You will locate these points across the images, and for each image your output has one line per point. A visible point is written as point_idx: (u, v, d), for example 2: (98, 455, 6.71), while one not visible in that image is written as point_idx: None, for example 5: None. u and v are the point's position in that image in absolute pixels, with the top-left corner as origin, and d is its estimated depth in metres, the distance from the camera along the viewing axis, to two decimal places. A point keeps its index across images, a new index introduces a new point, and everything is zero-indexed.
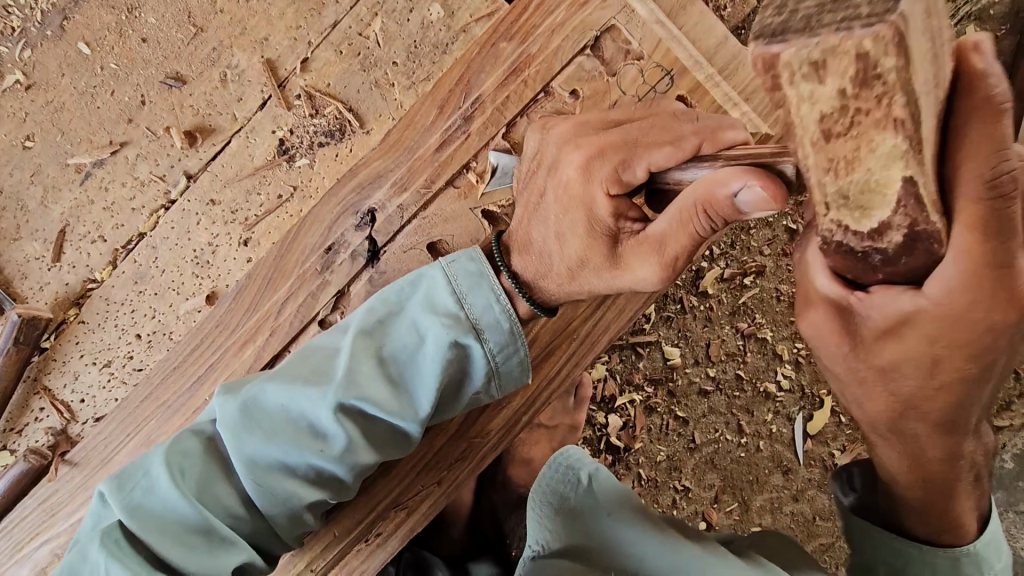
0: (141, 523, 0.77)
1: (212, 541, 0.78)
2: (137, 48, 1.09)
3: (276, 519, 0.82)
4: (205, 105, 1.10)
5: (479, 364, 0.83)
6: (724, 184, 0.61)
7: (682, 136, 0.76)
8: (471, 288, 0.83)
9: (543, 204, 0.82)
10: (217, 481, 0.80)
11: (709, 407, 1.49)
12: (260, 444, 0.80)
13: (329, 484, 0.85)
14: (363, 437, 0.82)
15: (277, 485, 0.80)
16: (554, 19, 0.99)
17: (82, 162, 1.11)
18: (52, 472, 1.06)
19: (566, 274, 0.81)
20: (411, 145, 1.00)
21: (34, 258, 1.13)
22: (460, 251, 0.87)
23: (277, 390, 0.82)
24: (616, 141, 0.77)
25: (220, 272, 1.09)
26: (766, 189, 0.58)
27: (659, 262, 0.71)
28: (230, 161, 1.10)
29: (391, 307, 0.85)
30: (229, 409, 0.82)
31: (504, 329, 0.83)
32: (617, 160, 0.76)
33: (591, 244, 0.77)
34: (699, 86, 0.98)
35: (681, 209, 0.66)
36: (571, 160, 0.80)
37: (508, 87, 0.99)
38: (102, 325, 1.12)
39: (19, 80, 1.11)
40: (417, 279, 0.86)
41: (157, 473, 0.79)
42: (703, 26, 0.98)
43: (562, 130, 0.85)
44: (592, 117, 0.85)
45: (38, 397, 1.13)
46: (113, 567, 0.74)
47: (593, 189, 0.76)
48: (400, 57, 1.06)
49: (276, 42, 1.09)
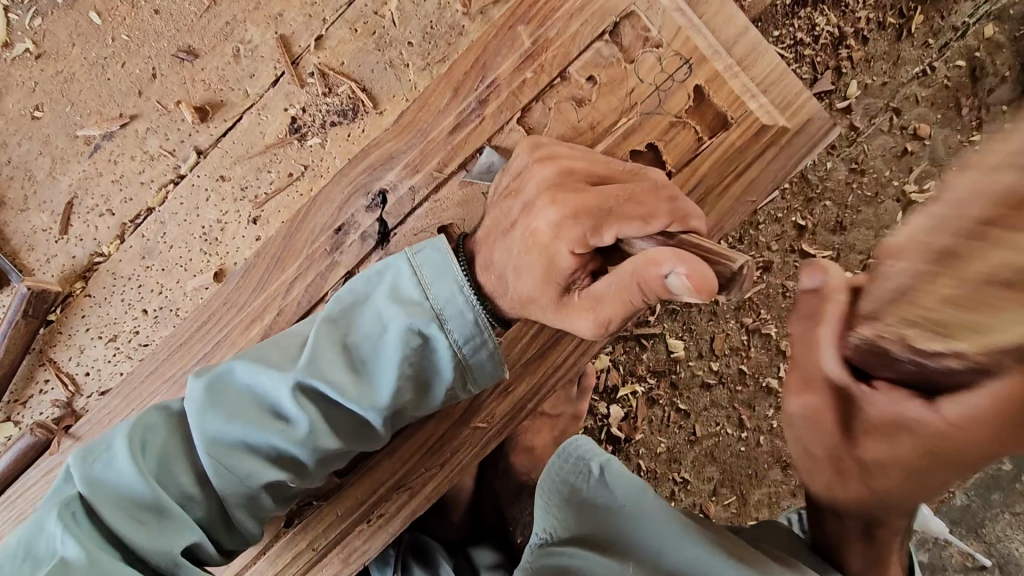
0: (97, 496, 0.78)
1: (163, 521, 0.78)
2: (149, 20, 1.08)
3: (233, 498, 0.82)
4: (217, 81, 1.09)
5: (447, 357, 0.83)
6: (658, 265, 0.66)
7: (653, 213, 0.75)
8: (436, 279, 0.82)
9: (510, 233, 0.82)
10: (176, 461, 0.81)
11: (710, 401, 1.50)
12: (220, 423, 0.80)
13: (292, 467, 0.85)
14: (326, 421, 0.83)
15: (238, 462, 0.81)
16: (573, 3, 0.97)
17: (91, 134, 1.10)
18: (56, 446, 1.05)
19: (520, 303, 0.83)
20: (424, 128, 0.99)
21: (41, 230, 1.12)
22: (426, 241, 0.85)
23: (241, 369, 0.83)
24: (593, 205, 0.76)
25: (228, 250, 1.09)
26: (688, 275, 0.63)
27: (595, 319, 0.77)
28: (242, 138, 1.09)
29: (357, 298, 0.85)
30: (193, 387, 0.83)
31: (468, 320, 0.81)
32: (589, 225, 0.76)
33: (547, 279, 0.79)
34: (718, 75, 0.97)
35: (620, 278, 0.71)
36: (544, 213, 0.79)
37: (525, 71, 0.98)
38: (108, 299, 1.11)
39: (29, 49, 1.09)
40: (382, 269, 0.85)
41: (118, 448, 0.80)
42: (723, 15, 0.97)
43: (547, 175, 0.82)
44: (578, 166, 0.83)
45: (43, 368, 1.12)
46: (66, 540, 0.73)
47: (559, 244, 0.77)
48: (416, 37, 1.05)
49: (290, 18, 1.08)
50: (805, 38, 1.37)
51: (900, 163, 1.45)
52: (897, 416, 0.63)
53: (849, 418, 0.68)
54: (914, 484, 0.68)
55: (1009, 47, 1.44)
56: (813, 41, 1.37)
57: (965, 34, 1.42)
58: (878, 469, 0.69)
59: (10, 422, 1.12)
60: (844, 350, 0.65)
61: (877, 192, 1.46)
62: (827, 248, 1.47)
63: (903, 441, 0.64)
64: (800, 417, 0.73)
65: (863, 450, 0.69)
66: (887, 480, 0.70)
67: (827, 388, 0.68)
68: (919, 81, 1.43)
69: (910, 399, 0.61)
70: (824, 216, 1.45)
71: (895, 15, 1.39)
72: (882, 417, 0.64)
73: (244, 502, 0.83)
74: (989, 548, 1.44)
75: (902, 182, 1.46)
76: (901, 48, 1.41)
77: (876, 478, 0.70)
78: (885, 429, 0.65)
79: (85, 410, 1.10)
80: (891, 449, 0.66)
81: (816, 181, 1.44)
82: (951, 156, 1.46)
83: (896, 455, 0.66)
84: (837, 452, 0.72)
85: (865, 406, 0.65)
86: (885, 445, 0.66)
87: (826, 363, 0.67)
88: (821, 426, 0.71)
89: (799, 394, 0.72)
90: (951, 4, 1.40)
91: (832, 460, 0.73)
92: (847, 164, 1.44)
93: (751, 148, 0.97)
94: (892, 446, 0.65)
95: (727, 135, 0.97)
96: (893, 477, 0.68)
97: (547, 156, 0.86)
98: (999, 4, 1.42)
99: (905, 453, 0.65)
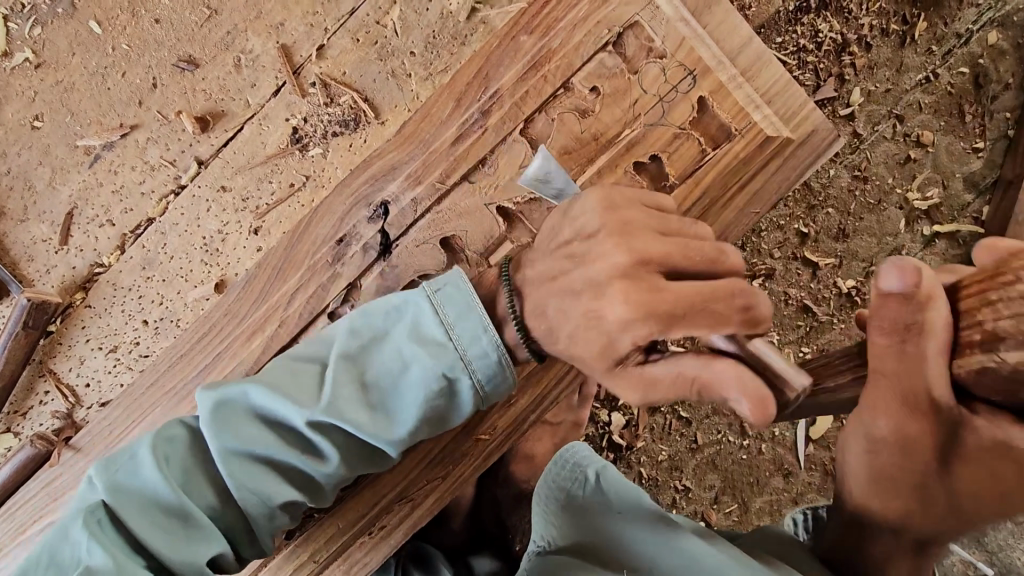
0: (124, 504, 0.78)
1: (190, 530, 0.78)
2: (150, 29, 1.07)
3: (253, 515, 0.82)
4: (218, 91, 1.08)
5: (467, 395, 0.82)
6: (727, 386, 0.70)
7: (732, 313, 0.71)
8: (460, 319, 0.80)
9: (572, 299, 0.76)
10: (196, 473, 0.81)
11: (712, 408, 1.49)
12: (240, 446, 0.80)
13: (307, 488, 0.85)
14: (345, 450, 0.83)
15: (256, 484, 0.80)
16: (576, 14, 0.97)
17: (91, 144, 1.09)
18: (54, 458, 1.05)
19: (568, 357, 0.80)
20: (427, 138, 0.99)
21: (41, 241, 1.11)
22: (449, 273, 0.83)
23: (260, 394, 0.81)
24: (666, 307, 0.70)
25: (229, 260, 1.08)
26: (750, 409, 0.68)
27: (644, 395, 0.75)
28: (243, 148, 1.08)
29: (377, 330, 0.83)
30: (206, 412, 0.81)
31: (492, 360, 0.80)
32: (660, 325, 0.70)
33: (600, 354, 0.75)
34: (722, 87, 0.97)
35: (680, 377, 0.73)
36: (613, 305, 0.72)
37: (528, 82, 0.97)
38: (109, 310, 1.11)
39: (29, 58, 1.08)
40: (403, 305, 0.82)
41: (144, 460, 0.79)
42: (728, 25, 0.96)
43: (615, 261, 0.72)
44: (656, 250, 0.72)
45: (43, 380, 1.11)
46: (93, 549, 0.74)
47: (622, 337, 0.72)
48: (418, 47, 1.04)
49: (292, 28, 1.07)
50: (809, 46, 1.36)
51: (903, 170, 1.45)
52: (1002, 443, 0.62)
53: (946, 443, 0.66)
54: (995, 508, 0.68)
55: (1012, 54, 1.43)
56: (816, 48, 1.37)
57: (969, 40, 1.42)
58: (963, 495, 0.69)
59: (10, 433, 1.11)
60: (953, 367, 0.62)
61: (880, 199, 1.45)
62: (830, 255, 1.46)
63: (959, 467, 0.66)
64: (892, 437, 0.69)
65: (954, 474, 0.68)
66: (969, 504, 0.69)
67: (930, 415, 0.65)
68: (922, 88, 1.42)
69: (1016, 428, 0.61)
70: (826, 223, 1.44)
71: (898, 22, 1.39)
72: (986, 442, 0.63)
73: (262, 520, 0.83)
74: (991, 557, 1.43)
75: (905, 189, 1.45)
76: (904, 55, 1.40)
77: (956, 503, 0.70)
78: (986, 454, 0.63)
79: (85, 421, 1.09)
80: (988, 473, 0.65)
81: (818, 188, 1.44)
82: (954, 163, 1.46)
83: (992, 479, 0.65)
84: (927, 475, 0.70)
85: (969, 431, 0.64)
86: (975, 468, 0.65)
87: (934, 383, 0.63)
88: (916, 448, 0.68)
89: (891, 416, 0.68)
90: (953, 10, 1.40)
91: (913, 484, 0.72)
92: (850, 171, 1.44)
93: (755, 159, 0.96)
94: (989, 471, 0.64)
95: (732, 146, 0.97)
96: (978, 502, 0.68)
97: (617, 229, 0.74)
98: (1003, 11, 1.41)
99: (1003, 477, 0.64)
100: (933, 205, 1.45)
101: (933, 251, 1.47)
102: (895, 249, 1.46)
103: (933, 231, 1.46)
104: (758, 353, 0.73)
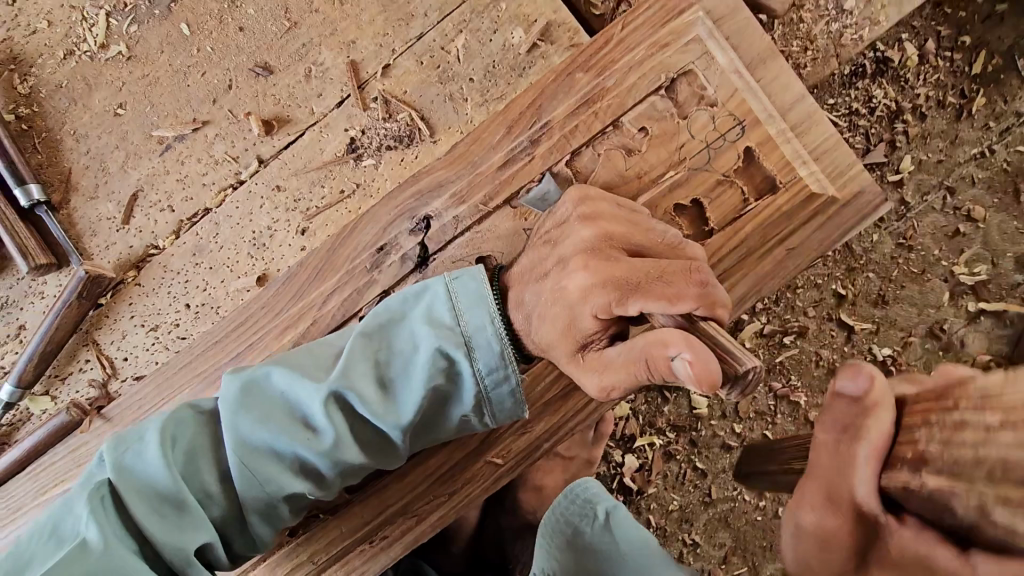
0: (127, 483, 0.80)
1: (183, 516, 0.81)
2: (234, 35, 1.15)
3: (252, 502, 0.84)
4: (287, 97, 1.14)
5: (469, 386, 0.86)
6: (666, 346, 0.66)
7: (682, 293, 0.72)
8: (470, 307, 0.85)
9: (542, 281, 0.85)
10: (202, 456, 0.85)
11: (730, 463, 1.45)
12: (250, 426, 0.83)
13: (311, 476, 0.87)
14: (351, 436, 0.85)
15: (260, 467, 0.83)
16: (633, 56, 1.00)
17: (164, 135, 1.16)
18: (85, 425, 1.09)
19: (543, 347, 0.86)
20: (475, 161, 1.02)
21: (106, 218, 1.17)
22: (465, 268, 0.89)
23: (279, 376, 0.86)
24: (622, 276, 0.77)
25: (274, 256, 1.13)
26: (691, 369, 0.63)
27: (600, 381, 0.78)
28: (302, 152, 1.14)
29: (395, 316, 0.88)
30: (227, 387, 0.86)
31: (494, 351, 0.84)
32: (614, 295, 0.76)
33: (562, 337, 0.82)
34: (770, 139, 0.98)
35: (632, 350, 0.72)
36: (575, 275, 0.81)
37: (578, 117, 1.00)
38: (156, 290, 1.16)
39: (122, 52, 1.17)
40: (420, 291, 0.88)
41: (150, 439, 0.83)
42: (780, 82, 0.99)
43: (586, 233, 0.84)
44: (617, 231, 0.84)
45: (86, 349, 1.16)
46: (92, 525, 0.76)
47: (582, 309, 0.79)
48: (477, 74, 1.09)
49: (362, 46, 1.13)
50: (860, 110, 1.37)
51: (951, 243, 1.42)
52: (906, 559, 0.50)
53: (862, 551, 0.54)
54: None
55: None
56: (868, 113, 1.37)
57: None
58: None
59: (48, 396, 1.16)
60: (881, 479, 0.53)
61: (924, 269, 1.42)
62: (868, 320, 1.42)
63: (876, 572, 0.53)
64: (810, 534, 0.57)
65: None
66: None
67: (849, 514, 0.55)
68: (976, 162, 1.40)
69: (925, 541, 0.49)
70: (865, 288, 1.42)
71: (956, 95, 1.38)
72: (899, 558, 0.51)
73: (260, 509, 0.86)
74: None
75: (951, 262, 1.42)
76: (959, 128, 1.39)
77: None
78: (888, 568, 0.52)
79: (117, 394, 1.13)
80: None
81: (859, 250, 1.42)
82: (1006, 242, 1.41)
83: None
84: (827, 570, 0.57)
85: (868, 538, 0.54)
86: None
87: (858, 486, 0.54)
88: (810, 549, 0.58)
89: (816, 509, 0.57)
90: (1015, 89, 1.38)
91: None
92: (894, 239, 1.42)
93: (800, 213, 0.97)
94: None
95: (774, 199, 0.97)
96: None
97: (591, 212, 0.86)
98: None
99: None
100: (981, 281, 1.41)
101: (977, 328, 1.42)
102: (936, 322, 1.42)
103: (979, 308, 1.42)
104: (709, 333, 0.69)
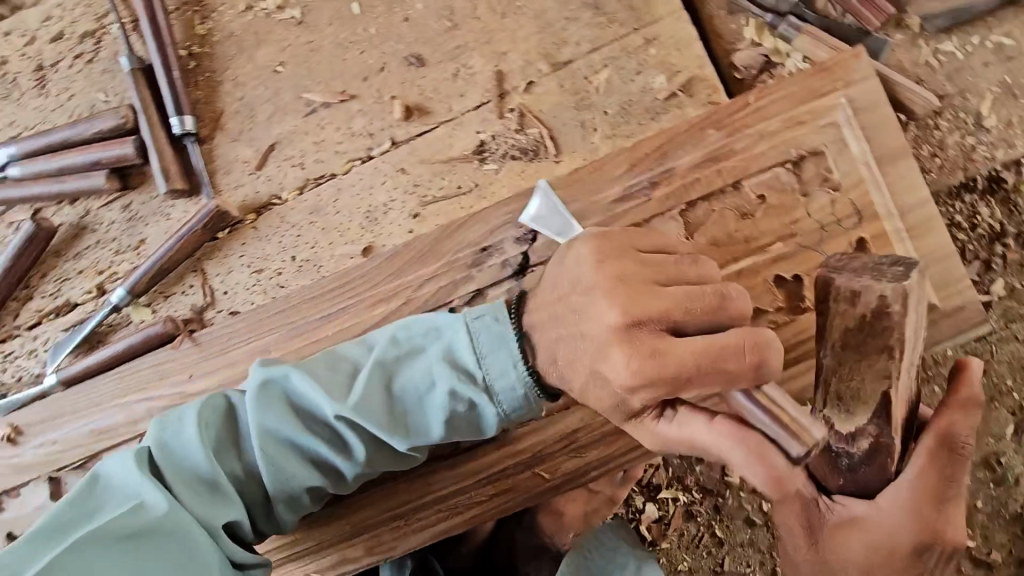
0: (169, 459, 0.86)
1: (216, 494, 0.86)
2: (398, 24, 1.23)
3: (276, 493, 0.90)
4: (431, 90, 1.21)
5: (491, 420, 0.91)
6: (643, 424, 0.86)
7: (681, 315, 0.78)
8: (493, 349, 0.88)
9: (569, 310, 0.83)
10: (228, 447, 0.90)
11: (748, 538, 1.43)
12: (272, 423, 0.88)
13: (330, 473, 0.94)
14: (368, 445, 0.91)
15: (282, 461, 0.89)
16: (768, 126, 1.03)
17: (312, 99, 1.25)
18: (176, 342, 1.16)
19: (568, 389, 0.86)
20: (594, 189, 1.06)
21: (241, 161, 1.25)
22: (485, 306, 0.91)
23: (295, 381, 0.90)
24: (648, 309, 0.77)
25: (383, 232, 1.20)
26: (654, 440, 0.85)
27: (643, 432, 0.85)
28: (431, 143, 1.20)
29: (415, 343, 0.92)
30: (249, 385, 0.90)
31: (517, 395, 0.89)
32: (637, 331, 0.77)
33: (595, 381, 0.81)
34: (885, 235, 1.00)
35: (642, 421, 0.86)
36: (602, 312, 0.78)
37: (703, 171, 1.04)
38: (268, 236, 1.24)
39: (294, 16, 1.27)
40: (441, 327, 0.92)
41: (187, 421, 0.88)
42: (907, 183, 1.01)
43: (585, 249, 0.83)
44: (620, 245, 0.83)
45: (192, 275, 1.24)
46: (148, 490, 0.81)
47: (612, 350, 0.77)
48: (612, 109, 1.14)
49: (512, 59, 1.19)
50: None
51: None
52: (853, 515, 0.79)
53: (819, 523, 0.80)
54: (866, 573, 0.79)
55: None
56: None
57: None
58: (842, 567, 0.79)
59: (148, 307, 1.24)
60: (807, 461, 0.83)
61: None
62: None
63: (856, 534, 0.79)
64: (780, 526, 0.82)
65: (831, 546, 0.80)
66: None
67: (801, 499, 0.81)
68: None
69: (858, 500, 0.80)
70: None
71: None
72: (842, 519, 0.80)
73: (284, 498, 0.91)
74: None
75: None
76: None
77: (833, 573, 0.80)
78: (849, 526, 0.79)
79: (211, 323, 1.21)
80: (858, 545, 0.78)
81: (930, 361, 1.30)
82: None
83: (857, 547, 0.78)
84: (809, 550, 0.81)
85: (830, 511, 0.80)
86: (849, 538, 0.79)
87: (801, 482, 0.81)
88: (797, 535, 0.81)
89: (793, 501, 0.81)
90: None
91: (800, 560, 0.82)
92: None
93: None
94: (852, 546, 0.79)
95: None
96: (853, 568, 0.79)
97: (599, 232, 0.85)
98: None
99: (859, 547, 0.79)
100: None
101: None
102: None
103: None
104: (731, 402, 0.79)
